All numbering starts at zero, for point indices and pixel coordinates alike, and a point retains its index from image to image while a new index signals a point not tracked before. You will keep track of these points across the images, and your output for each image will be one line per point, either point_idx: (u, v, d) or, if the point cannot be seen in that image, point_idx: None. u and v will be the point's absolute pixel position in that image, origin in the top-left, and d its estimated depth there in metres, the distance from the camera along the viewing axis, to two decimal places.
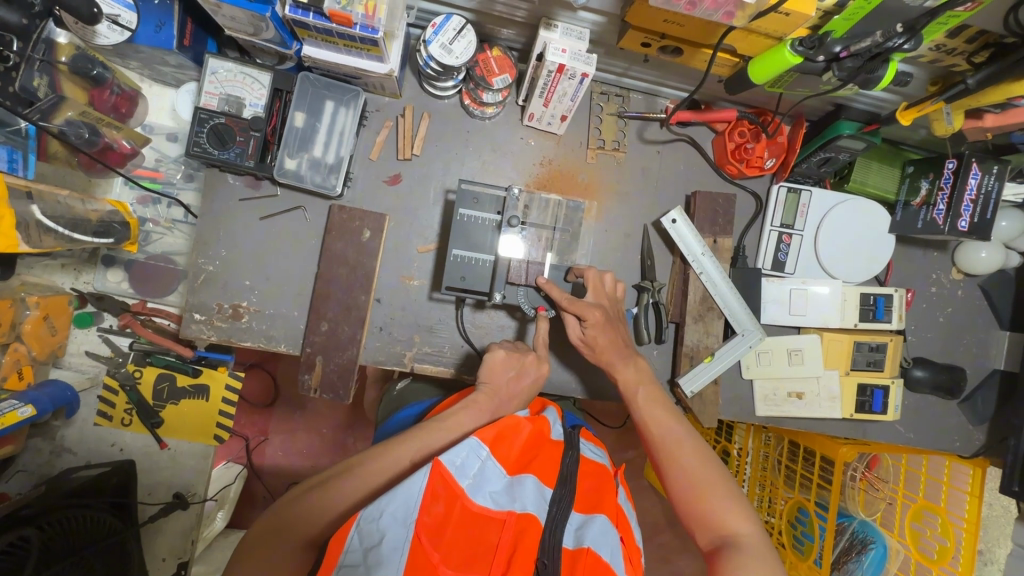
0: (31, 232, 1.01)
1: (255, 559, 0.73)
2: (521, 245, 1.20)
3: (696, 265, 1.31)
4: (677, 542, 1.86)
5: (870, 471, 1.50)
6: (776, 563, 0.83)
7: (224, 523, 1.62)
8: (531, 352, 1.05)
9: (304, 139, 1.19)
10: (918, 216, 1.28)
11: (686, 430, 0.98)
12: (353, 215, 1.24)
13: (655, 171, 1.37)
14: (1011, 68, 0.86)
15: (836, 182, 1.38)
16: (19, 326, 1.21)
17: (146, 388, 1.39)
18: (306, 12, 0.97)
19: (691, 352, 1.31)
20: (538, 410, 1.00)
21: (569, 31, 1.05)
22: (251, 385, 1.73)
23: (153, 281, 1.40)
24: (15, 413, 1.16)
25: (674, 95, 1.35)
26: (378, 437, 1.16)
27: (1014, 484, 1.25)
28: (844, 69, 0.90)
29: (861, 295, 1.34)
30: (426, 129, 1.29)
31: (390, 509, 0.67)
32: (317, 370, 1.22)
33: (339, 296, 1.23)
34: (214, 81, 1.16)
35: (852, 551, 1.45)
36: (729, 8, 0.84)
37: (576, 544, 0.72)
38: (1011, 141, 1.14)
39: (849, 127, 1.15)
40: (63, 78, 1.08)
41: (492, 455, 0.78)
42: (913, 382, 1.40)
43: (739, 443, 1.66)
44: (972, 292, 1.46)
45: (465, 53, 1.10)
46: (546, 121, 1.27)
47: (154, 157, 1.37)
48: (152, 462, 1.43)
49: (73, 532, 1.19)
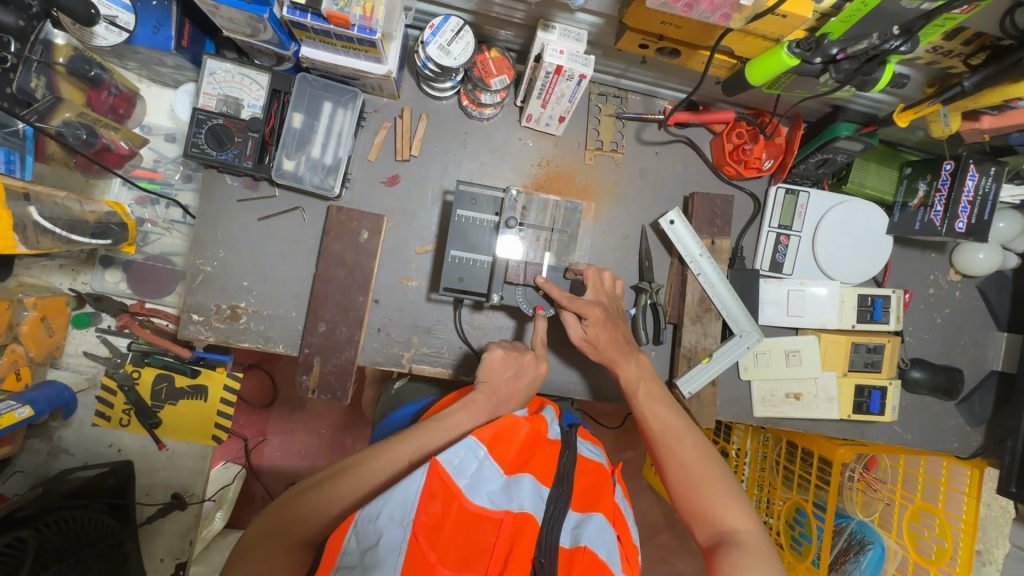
0: (28, 234, 1.01)
1: (250, 560, 0.71)
2: (519, 246, 1.20)
3: (694, 266, 1.31)
4: (676, 543, 1.86)
5: (868, 472, 1.49)
6: (775, 559, 0.82)
7: (222, 522, 1.63)
8: (530, 352, 1.06)
9: (302, 140, 1.19)
10: (916, 217, 1.28)
11: (686, 426, 0.98)
12: (351, 216, 1.24)
13: (653, 172, 1.37)
14: (1008, 71, 0.86)
15: (834, 183, 1.38)
16: (17, 327, 1.21)
17: (144, 389, 1.39)
18: (305, 14, 0.97)
19: (689, 353, 1.31)
20: (536, 410, 1.01)
21: (566, 33, 1.06)
22: (249, 386, 1.73)
23: (151, 282, 1.40)
24: (13, 414, 1.16)
25: (672, 96, 1.35)
26: (375, 437, 1.16)
27: (1012, 485, 1.25)
28: (841, 72, 0.90)
29: (858, 297, 1.34)
30: (424, 130, 1.29)
31: (387, 510, 0.67)
32: (314, 371, 1.22)
33: (337, 297, 1.23)
34: (211, 82, 1.16)
35: (849, 552, 1.44)
36: (725, 11, 0.85)
37: (573, 542, 0.72)
38: (1008, 143, 1.14)
39: (846, 129, 1.15)
40: (61, 79, 1.09)
41: (490, 454, 0.78)
42: (911, 383, 1.40)
43: (737, 443, 1.66)
44: (970, 293, 1.46)
45: (463, 54, 1.11)
46: (545, 122, 1.28)
47: (152, 158, 1.36)
48: (150, 463, 1.43)
49: (70, 535, 1.19)
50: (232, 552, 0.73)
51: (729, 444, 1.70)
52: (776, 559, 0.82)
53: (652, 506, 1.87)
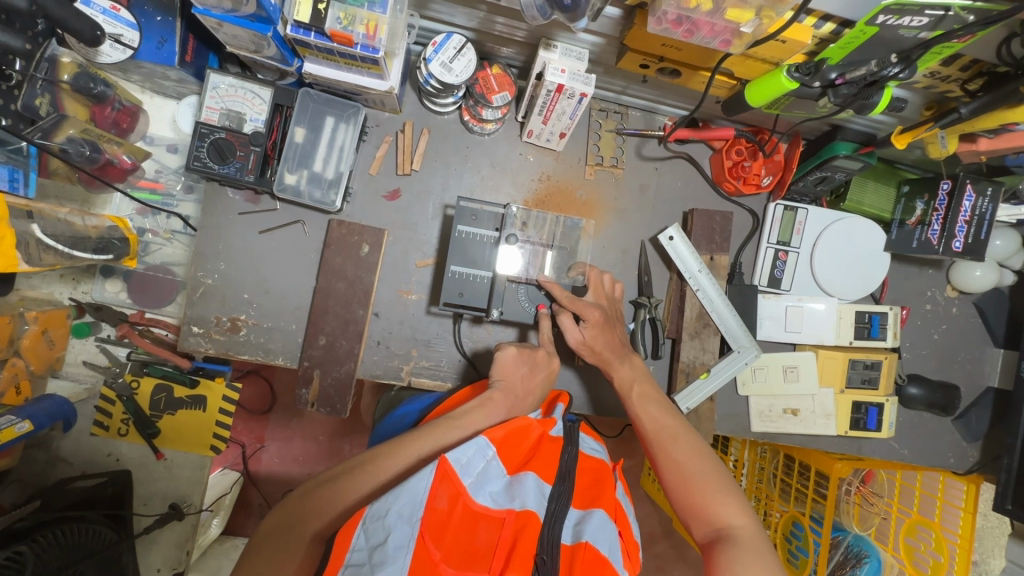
0: (31, 251, 1.02)
1: (263, 558, 0.70)
2: (518, 261, 1.20)
3: (692, 282, 1.31)
4: (673, 552, 1.87)
5: (864, 485, 1.49)
6: (772, 555, 0.80)
7: (218, 530, 1.62)
8: (542, 350, 1.09)
9: (304, 155, 1.20)
10: (913, 235, 1.30)
11: (680, 423, 0.99)
12: (352, 230, 1.24)
13: (652, 188, 1.38)
14: (1002, 99, 0.88)
15: (832, 200, 1.40)
16: (18, 341, 1.22)
17: (143, 398, 1.41)
18: (308, 32, 0.98)
19: (688, 368, 1.32)
20: (548, 410, 1.03)
21: (568, 52, 1.06)
22: (248, 390, 1.73)
23: (152, 291, 1.40)
24: (12, 429, 1.15)
25: (671, 113, 1.36)
26: (372, 444, 1.15)
27: (1007, 502, 1.25)
28: (839, 96, 0.92)
29: (856, 314, 1.35)
30: (425, 144, 1.30)
31: (395, 508, 0.66)
32: (314, 385, 1.23)
33: (336, 311, 1.24)
34: (214, 96, 1.16)
35: (847, 565, 1.42)
36: (725, 36, 0.85)
37: (575, 539, 0.72)
38: (1004, 164, 1.15)
39: (844, 148, 1.15)
40: (65, 96, 1.08)
41: (497, 455, 0.80)
42: (907, 399, 1.41)
43: (735, 455, 1.64)
44: (967, 309, 1.47)
45: (465, 71, 1.11)
46: (546, 137, 1.28)
47: (154, 169, 1.36)
48: (147, 472, 1.44)
49: (73, 545, 1.19)
50: (243, 549, 0.71)
51: (727, 455, 1.68)
52: (772, 557, 0.80)
53: (650, 515, 1.88)
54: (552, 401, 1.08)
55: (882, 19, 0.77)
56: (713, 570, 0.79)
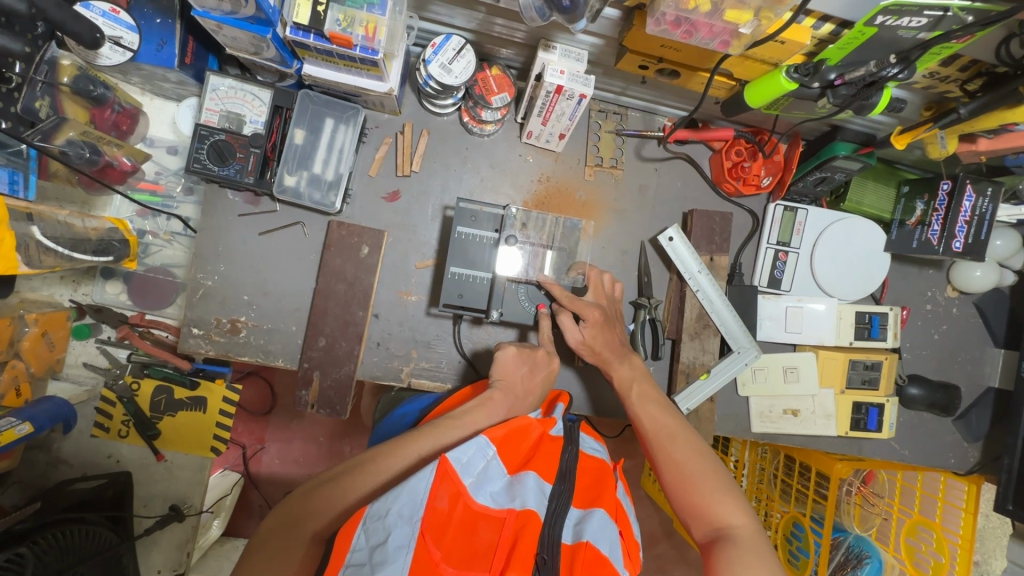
0: (31, 253, 1.02)
1: (264, 557, 0.70)
2: (518, 262, 1.20)
3: (692, 282, 1.31)
4: (673, 552, 1.87)
5: (865, 485, 1.50)
6: (771, 554, 0.80)
7: (218, 531, 1.62)
8: (542, 350, 1.09)
9: (304, 156, 1.20)
10: (913, 235, 1.29)
11: (679, 423, 0.99)
12: (352, 231, 1.25)
13: (652, 188, 1.38)
14: (1001, 100, 0.88)
15: (832, 201, 1.39)
16: (18, 343, 1.22)
17: (143, 400, 1.41)
18: (307, 34, 0.98)
19: (688, 368, 1.32)
20: (547, 410, 1.03)
21: (567, 53, 1.06)
22: (249, 391, 1.74)
23: (152, 293, 1.40)
24: (12, 430, 1.15)
25: (671, 114, 1.36)
26: (372, 445, 1.15)
27: (1008, 503, 1.25)
28: (838, 96, 0.92)
29: (856, 314, 1.35)
30: (425, 146, 1.30)
31: (396, 508, 0.66)
32: (313, 386, 1.23)
33: (336, 312, 1.24)
34: (214, 98, 1.16)
35: (847, 566, 1.41)
36: (724, 37, 0.85)
37: (575, 538, 0.72)
38: (1004, 164, 1.15)
39: (843, 148, 1.15)
40: (65, 98, 1.08)
41: (497, 454, 0.80)
42: (908, 400, 1.40)
43: (735, 455, 1.64)
44: (967, 309, 1.47)
45: (465, 72, 1.11)
46: (545, 138, 1.29)
47: (154, 170, 1.36)
48: (147, 474, 1.44)
49: (74, 546, 1.19)
50: (243, 548, 0.71)
51: (728, 455, 1.68)
52: (771, 556, 0.80)
53: (651, 515, 1.88)
54: (552, 401, 1.08)
55: (880, 20, 0.77)
56: (712, 570, 0.79)
